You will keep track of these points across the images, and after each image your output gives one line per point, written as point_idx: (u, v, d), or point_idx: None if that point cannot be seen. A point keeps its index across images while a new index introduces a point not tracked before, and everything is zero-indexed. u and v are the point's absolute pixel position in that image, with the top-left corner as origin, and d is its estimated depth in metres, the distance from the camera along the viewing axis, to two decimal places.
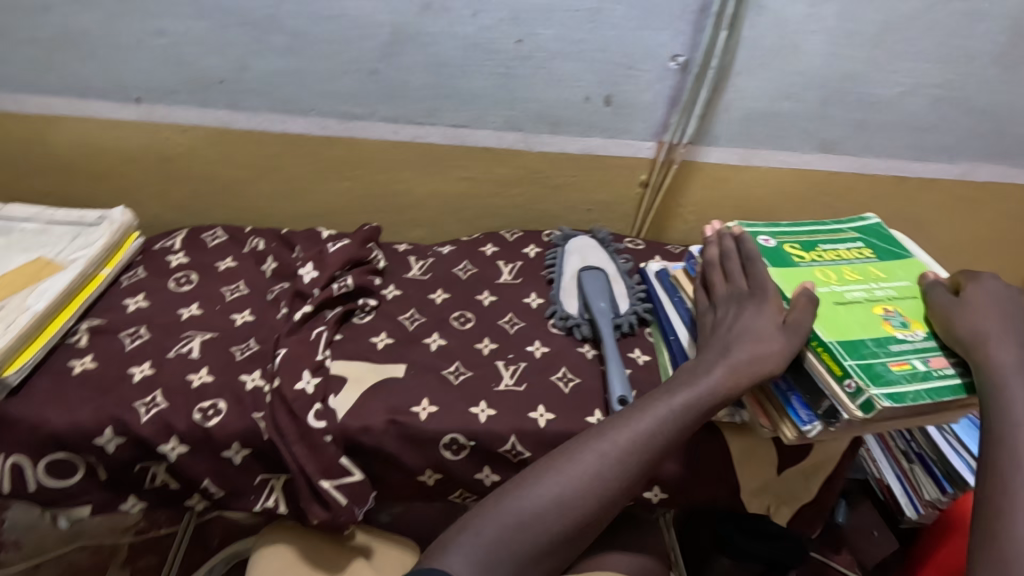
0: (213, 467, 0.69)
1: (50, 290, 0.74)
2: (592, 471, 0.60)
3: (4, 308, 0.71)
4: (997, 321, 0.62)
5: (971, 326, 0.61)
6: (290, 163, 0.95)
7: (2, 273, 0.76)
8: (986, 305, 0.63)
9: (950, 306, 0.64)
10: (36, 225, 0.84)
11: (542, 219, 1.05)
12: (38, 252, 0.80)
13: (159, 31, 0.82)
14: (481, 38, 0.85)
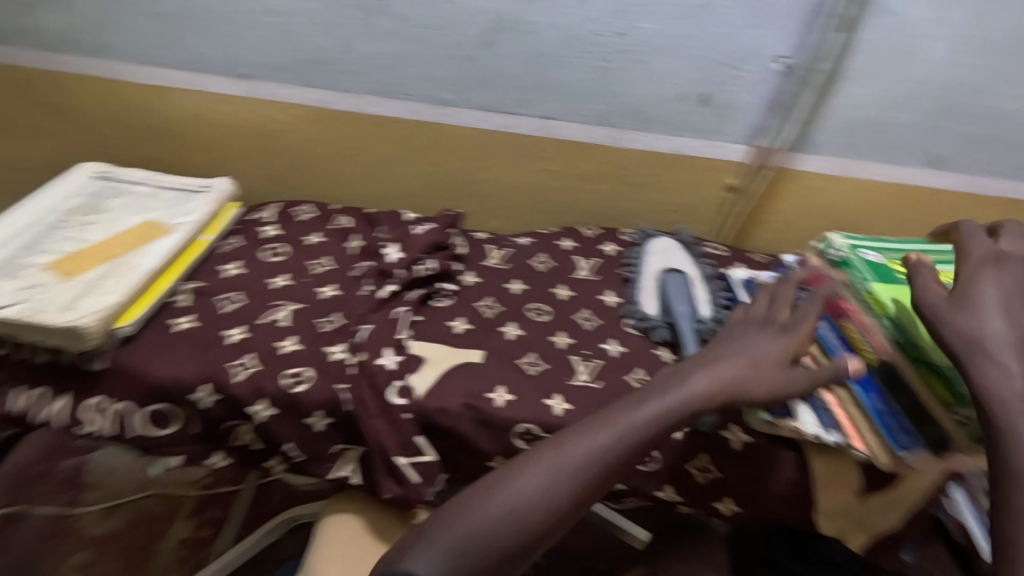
0: (296, 431, 0.72)
1: (160, 251, 0.79)
2: (547, 478, 0.50)
3: (119, 264, 0.76)
4: (1004, 323, 0.53)
5: (970, 333, 0.53)
6: (379, 146, 0.97)
7: (118, 232, 0.81)
8: (988, 303, 0.54)
9: (946, 306, 0.55)
10: (148, 188, 0.90)
11: (621, 217, 1.03)
12: (150, 214, 0.85)
13: (274, 11, 0.86)
14: (581, 29, 0.84)
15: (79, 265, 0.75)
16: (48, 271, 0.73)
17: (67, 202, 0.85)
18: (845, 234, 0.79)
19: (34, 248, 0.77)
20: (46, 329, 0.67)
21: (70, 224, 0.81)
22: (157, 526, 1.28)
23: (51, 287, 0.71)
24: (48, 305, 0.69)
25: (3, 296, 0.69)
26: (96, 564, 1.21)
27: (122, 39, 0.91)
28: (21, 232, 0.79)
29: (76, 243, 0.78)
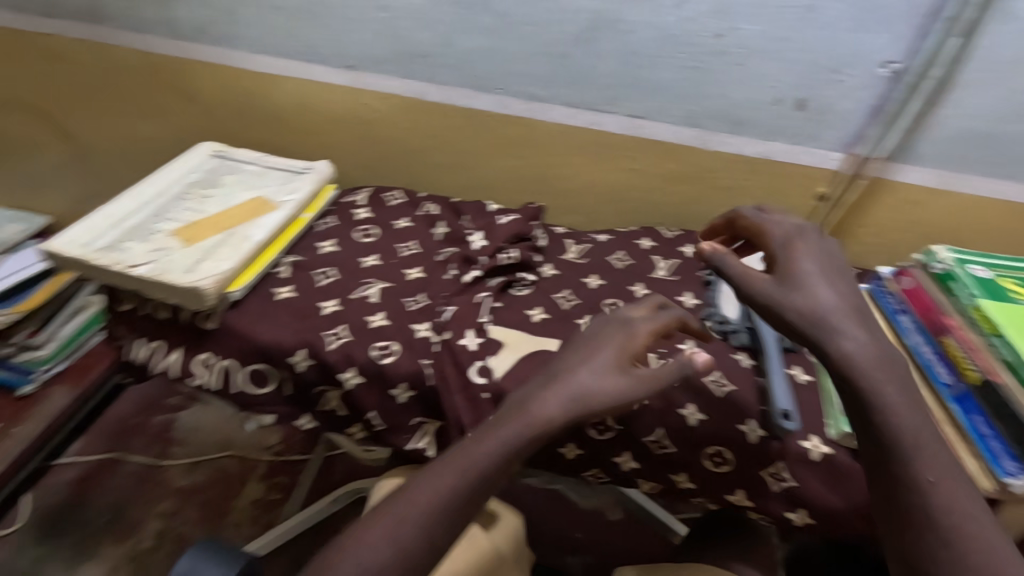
0: (380, 402, 0.76)
1: (267, 225, 0.85)
2: (397, 541, 0.50)
3: (232, 234, 0.83)
4: (831, 293, 0.57)
5: (815, 315, 0.55)
6: (468, 138, 1.01)
7: (231, 206, 0.88)
8: (811, 282, 0.58)
9: (777, 291, 0.57)
10: (258, 168, 0.97)
11: (702, 221, 1.02)
12: (258, 191, 0.92)
13: (382, 7, 0.91)
14: (678, 29, 0.84)
15: (199, 233, 0.82)
16: (173, 237, 0.81)
17: (188, 176, 0.94)
18: (952, 247, 0.77)
19: (161, 216, 0.85)
20: (170, 287, 0.74)
21: (191, 196, 0.90)
22: (233, 484, 1.39)
23: (175, 251, 0.79)
24: (173, 266, 0.76)
25: (136, 255, 0.77)
26: (179, 513, 1.32)
27: (243, 29, 0.98)
28: (150, 201, 0.87)
29: (197, 214, 0.86)
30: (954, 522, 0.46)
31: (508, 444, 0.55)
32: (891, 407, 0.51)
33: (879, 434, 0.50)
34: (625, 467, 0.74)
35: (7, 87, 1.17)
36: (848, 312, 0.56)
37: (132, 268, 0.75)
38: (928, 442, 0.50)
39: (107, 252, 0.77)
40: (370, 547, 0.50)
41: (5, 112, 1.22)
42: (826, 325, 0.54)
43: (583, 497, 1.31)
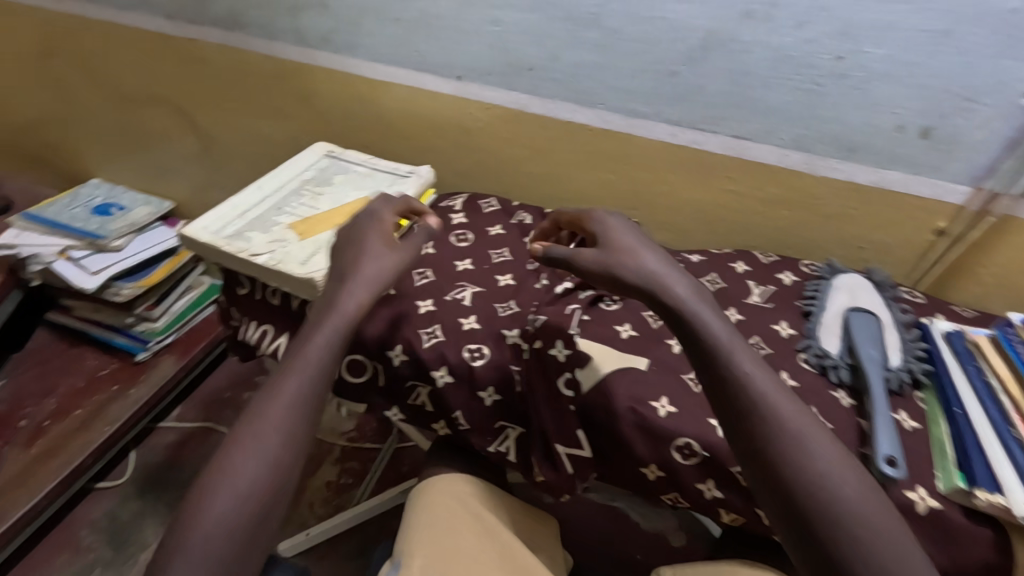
0: (466, 403, 0.79)
1: None
2: (257, 455, 0.56)
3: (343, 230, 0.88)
4: (655, 255, 0.65)
5: (641, 279, 0.62)
6: (563, 151, 1.03)
7: (342, 204, 0.94)
8: (636, 247, 0.65)
9: (604, 258, 0.65)
10: (365, 169, 1.03)
11: (801, 247, 0.98)
12: (366, 192, 0.97)
13: (494, 21, 0.94)
14: (795, 51, 0.82)
15: (312, 228, 0.88)
16: (290, 230, 0.87)
17: (304, 173, 1.01)
18: None
19: (280, 210, 0.92)
20: (287, 277, 0.80)
21: (306, 192, 0.96)
22: (310, 464, 1.49)
23: (292, 243, 0.85)
24: (289, 258, 0.82)
25: (258, 245, 0.84)
26: None
27: (362, 39, 1.05)
28: (270, 195, 0.95)
29: (311, 209, 0.92)
30: (770, 407, 0.54)
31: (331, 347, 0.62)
32: (706, 323, 0.59)
33: (699, 345, 0.58)
34: (709, 495, 0.72)
35: (151, 84, 1.30)
36: (666, 263, 0.64)
37: (255, 256, 0.82)
38: (737, 346, 0.58)
39: (234, 240, 0.84)
40: (233, 472, 0.55)
41: (146, 106, 1.36)
42: (656, 283, 0.62)
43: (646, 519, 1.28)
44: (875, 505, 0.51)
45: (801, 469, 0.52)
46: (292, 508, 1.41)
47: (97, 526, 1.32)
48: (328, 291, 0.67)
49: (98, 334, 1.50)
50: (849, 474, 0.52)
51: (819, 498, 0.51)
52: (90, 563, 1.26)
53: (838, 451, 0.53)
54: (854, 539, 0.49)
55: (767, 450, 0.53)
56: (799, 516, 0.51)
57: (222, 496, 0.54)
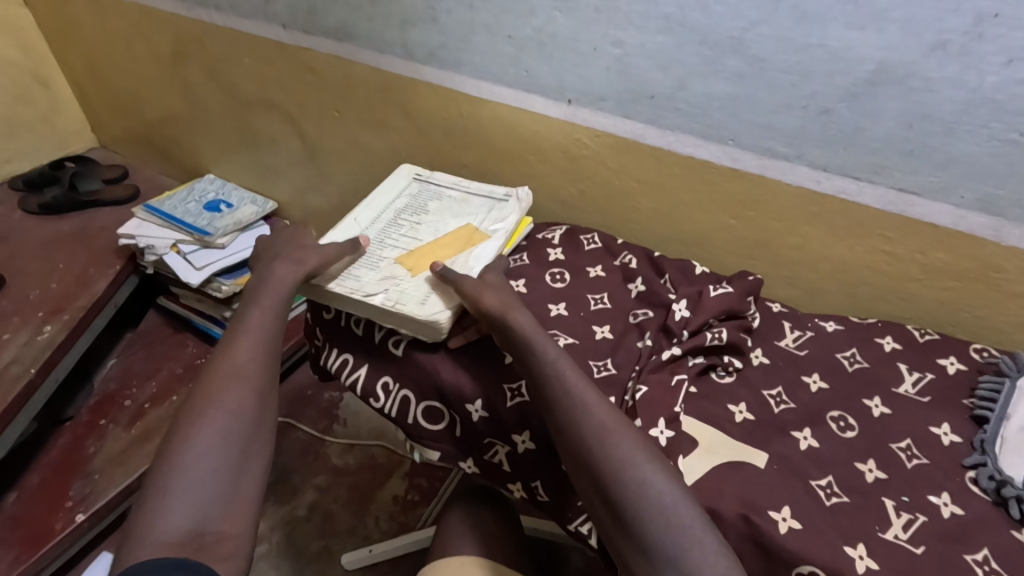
0: (549, 471, 0.72)
1: (484, 254, 0.84)
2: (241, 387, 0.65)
3: (454, 262, 0.82)
4: (503, 290, 0.74)
5: (493, 309, 0.70)
6: (680, 188, 0.92)
7: (444, 234, 0.88)
8: (493, 282, 0.76)
9: (474, 287, 0.73)
10: (458, 194, 0.97)
11: (967, 323, 0.82)
12: (465, 220, 0.92)
13: (616, 43, 0.84)
14: (1001, 93, 0.66)
15: (421, 263, 0.83)
16: (398, 265, 0.83)
17: (398, 201, 0.97)
18: None
19: (383, 243, 0.88)
20: (408, 318, 0.75)
21: (404, 222, 0.92)
22: (379, 474, 1.48)
23: (404, 280, 0.80)
24: (406, 298, 0.77)
25: (369, 283, 0.79)
26: (330, 490, 1.45)
27: (470, 56, 0.99)
28: (369, 225, 0.91)
29: (412, 242, 0.88)
30: (578, 407, 0.62)
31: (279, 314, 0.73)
32: (533, 340, 0.67)
33: (523, 360, 0.67)
34: None
35: (264, 90, 1.33)
36: (512, 299, 0.73)
37: (371, 296, 0.77)
38: (554, 356, 0.66)
39: (343, 279, 0.80)
40: (218, 405, 0.63)
41: (258, 110, 1.39)
42: (504, 312, 0.70)
43: None
44: (676, 480, 0.59)
45: (606, 454, 0.59)
46: (359, 518, 1.40)
47: None
48: (257, 271, 0.78)
49: (197, 321, 1.56)
50: (652, 452, 0.60)
51: (626, 482, 0.57)
52: None
53: (637, 438, 0.61)
54: (659, 504, 0.56)
55: (578, 443, 0.61)
56: (609, 493, 0.58)
57: (202, 431, 0.61)
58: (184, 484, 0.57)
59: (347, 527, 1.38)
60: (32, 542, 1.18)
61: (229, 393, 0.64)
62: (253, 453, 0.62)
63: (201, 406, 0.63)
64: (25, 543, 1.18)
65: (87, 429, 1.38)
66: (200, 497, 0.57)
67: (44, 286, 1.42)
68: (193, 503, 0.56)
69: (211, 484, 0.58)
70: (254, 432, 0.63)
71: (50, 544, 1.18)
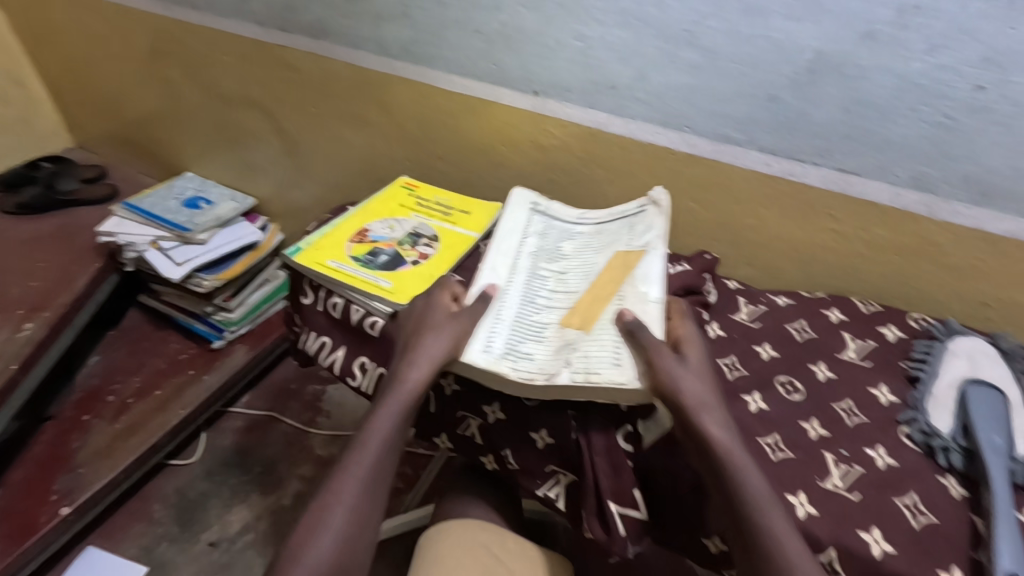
0: (518, 442, 0.75)
1: (651, 275, 0.75)
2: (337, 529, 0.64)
3: (627, 298, 0.73)
4: (697, 376, 0.64)
5: (692, 404, 0.62)
6: (644, 173, 0.96)
7: (596, 274, 0.78)
8: (690, 366, 0.65)
9: (675, 369, 0.63)
10: (588, 229, 0.88)
11: (911, 296, 0.87)
12: (609, 249, 0.82)
13: (579, 36, 0.89)
14: (926, 78, 0.72)
15: (591, 314, 0.73)
16: (568, 327, 0.73)
17: (525, 242, 0.86)
18: None
19: (534, 302, 0.78)
20: (607, 389, 0.64)
21: (546, 271, 0.82)
22: None
23: (583, 341, 0.69)
24: (594, 363, 0.66)
25: (547, 361, 0.69)
26: (316, 480, 1.47)
27: (442, 51, 1.02)
28: (509, 286, 0.79)
29: (569, 294, 0.78)
30: (766, 530, 0.58)
31: (390, 433, 0.68)
32: (723, 445, 0.61)
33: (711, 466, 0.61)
34: None
35: (243, 88, 1.36)
36: (706, 381, 0.64)
37: (556, 375, 0.66)
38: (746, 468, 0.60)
39: (515, 360, 0.70)
40: (314, 545, 0.63)
41: (239, 108, 1.41)
42: (699, 410, 0.62)
43: None
44: None
45: None
46: None
47: (168, 502, 1.42)
48: None
49: (180, 318, 1.58)
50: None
51: None
52: (159, 536, 1.36)
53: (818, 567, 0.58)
54: None
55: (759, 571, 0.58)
56: None
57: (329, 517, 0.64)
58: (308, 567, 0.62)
59: None
60: (16, 535, 1.20)
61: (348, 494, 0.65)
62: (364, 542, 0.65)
63: (303, 537, 0.64)
64: (9, 536, 1.20)
65: (71, 425, 1.39)
66: None
67: (24, 284, 1.43)
68: None
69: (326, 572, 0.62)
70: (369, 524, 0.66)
71: (34, 537, 1.20)
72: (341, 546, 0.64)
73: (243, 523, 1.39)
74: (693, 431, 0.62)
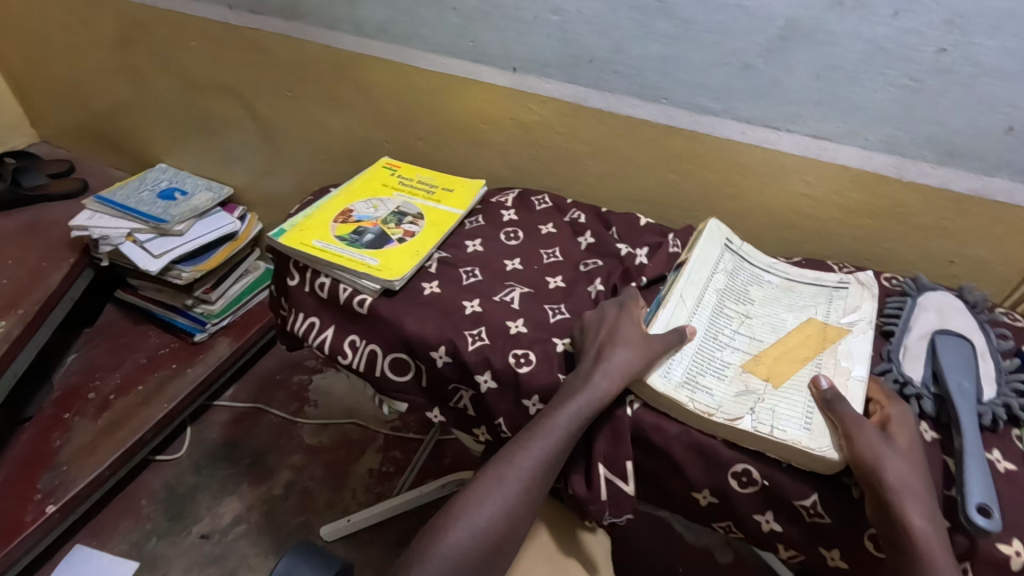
0: (509, 411, 0.76)
1: (856, 358, 0.70)
2: (503, 498, 0.64)
3: (824, 367, 0.70)
4: (905, 456, 0.61)
5: (890, 484, 0.59)
6: (623, 146, 0.98)
7: (788, 332, 0.74)
8: (902, 448, 0.62)
9: (879, 445, 0.60)
10: (778, 279, 0.82)
11: (880, 256, 0.91)
12: (804, 312, 0.77)
13: (556, 10, 0.90)
14: (892, 42, 0.74)
15: (778, 369, 0.70)
16: (750, 373, 0.70)
17: (715, 277, 0.80)
18: None
19: (717, 339, 0.74)
20: (790, 448, 0.63)
21: (731, 312, 0.77)
22: (354, 450, 1.51)
23: (769, 395, 0.67)
24: (781, 418, 0.64)
25: (728, 401, 0.67)
26: (306, 468, 1.47)
27: (420, 29, 1.02)
28: (694, 318, 0.75)
29: (755, 342, 0.74)
30: None
31: (542, 461, 0.65)
32: (914, 524, 0.57)
33: (897, 541, 0.58)
34: (766, 527, 0.67)
35: (216, 74, 1.33)
36: (908, 457, 0.61)
37: (738, 421, 0.64)
38: (932, 544, 0.57)
39: (693, 391, 0.68)
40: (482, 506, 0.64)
41: (212, 95, 1.39)
42: (898, 489, 0.58)
43: (691, 532, 1.30)
44: None
45: None
46: (337, 493, 1.43)
47: (156, 497, 1.40)
48: None
49: (159, 312, 1.56)
50: None
51: None
52: (149, 531, 1.35)
53: None
54: None
55: None
56: None
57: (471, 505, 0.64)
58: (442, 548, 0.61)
59: (326, 502, 1.41)
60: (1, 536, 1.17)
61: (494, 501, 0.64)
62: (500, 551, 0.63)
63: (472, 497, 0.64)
64: None
65: (51, 423, 1.36)
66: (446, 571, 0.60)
67: None
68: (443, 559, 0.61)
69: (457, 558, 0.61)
70: (508, 537, 0.64)
71: (21, 537, 1.18)
72: (478, 541, 0.62)
73: (235, 514, 1.38)
74: (887, 517, 0.59)
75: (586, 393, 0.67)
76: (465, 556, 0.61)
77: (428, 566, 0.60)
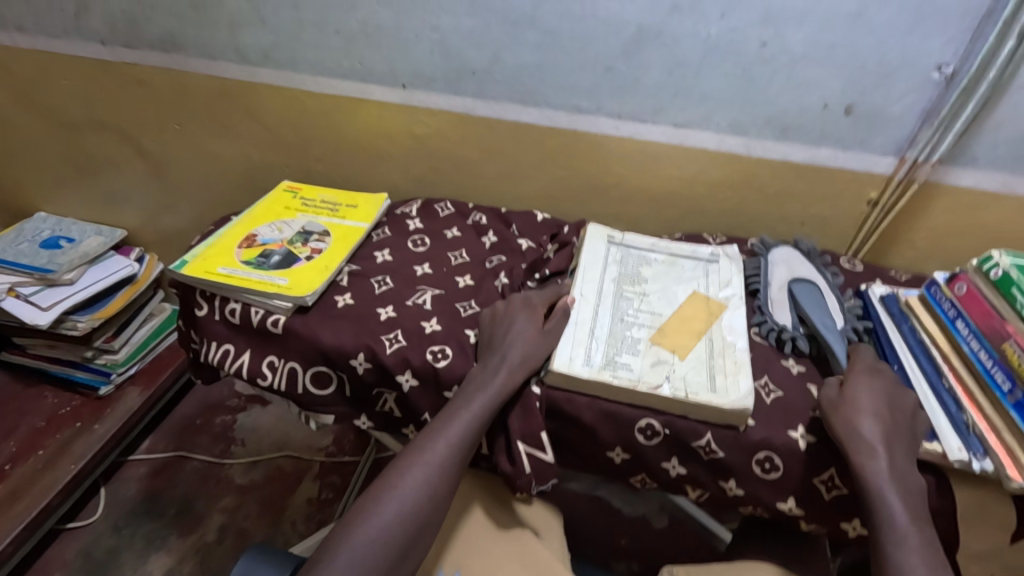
0: (432, 405, 0.80)
1: (737, 327, 0.80)
2: (422, 480, 0.68)
3: (713, 338, 0.78)
4: (868, 407, 0.67)
5: (843, 432, 0.65)
6: (514, 148, 1.05)
7: (681, 305, 0.83)
8: (865, 405, 0.67)
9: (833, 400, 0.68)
10: (663, 256, 0.92)
11: (746, 225, 1.04)
12: (689, 285, 0.87)
13: (434, 27, 0.96)
14: (722, 39, 0.86)
15: (682, 340, 0.77)
16: (659, 346, 0.77)
17: (608, 269, 0.88)
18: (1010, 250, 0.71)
19: (625, 320, 0.80)
20: (705, 408, 0.70)
21: (631, 293, 0.84)
22: (290, 482, 1.48)
23: (678, 363, 0.74)
24: (692, 383, 0.72)
25: (645, 371, 0.73)
26: (240, 509, 1.42)
27: (304, 53, 1.05)
28: (599, 306, 0.82)
29: (655, 316, 0.81)
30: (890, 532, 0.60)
31: (460, 444, 0.70)
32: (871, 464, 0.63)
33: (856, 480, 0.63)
34: (674, 472, 0.75)
35: (93, 112, 1.28)
36: (872, 406, 0.67)
37: (658, 388, 0.71)
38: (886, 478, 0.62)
39: (615, 369, 0.74)
40: (400, 490, 0.67)
41: (90, 134, 1.33)
42: (853, 435, 0.65)
43: (628, 505, 1.38)
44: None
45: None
46: (275, 527, 1.39)
47: (72, 566, 1.30)
48: None
49: (56, 370, 1.46)
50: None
51: None
52: None
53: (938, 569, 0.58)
54: None
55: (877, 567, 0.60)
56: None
57: (390, 491, 0.67)
58: (364, 536, 0.64)
59: (263, 539, 1.37)
60: None
61: (411, 482, 0.67)
62: (421, 533, 0.66)
63: (388, 481, 0.68)
64: None
65: None
66: (370, 555, 0.63)
67: None
68: (366, 543, 0.63)
69: (379, 543, 0.64)
70: (429, 515, 0.67)
71: None
72: (399, 523, 0.65)
73: (164, 569, 1.31)
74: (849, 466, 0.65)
75: (495, 376, 0.73)
76: (389, 538, 0.64)
77: (352, 548, 0.63)
